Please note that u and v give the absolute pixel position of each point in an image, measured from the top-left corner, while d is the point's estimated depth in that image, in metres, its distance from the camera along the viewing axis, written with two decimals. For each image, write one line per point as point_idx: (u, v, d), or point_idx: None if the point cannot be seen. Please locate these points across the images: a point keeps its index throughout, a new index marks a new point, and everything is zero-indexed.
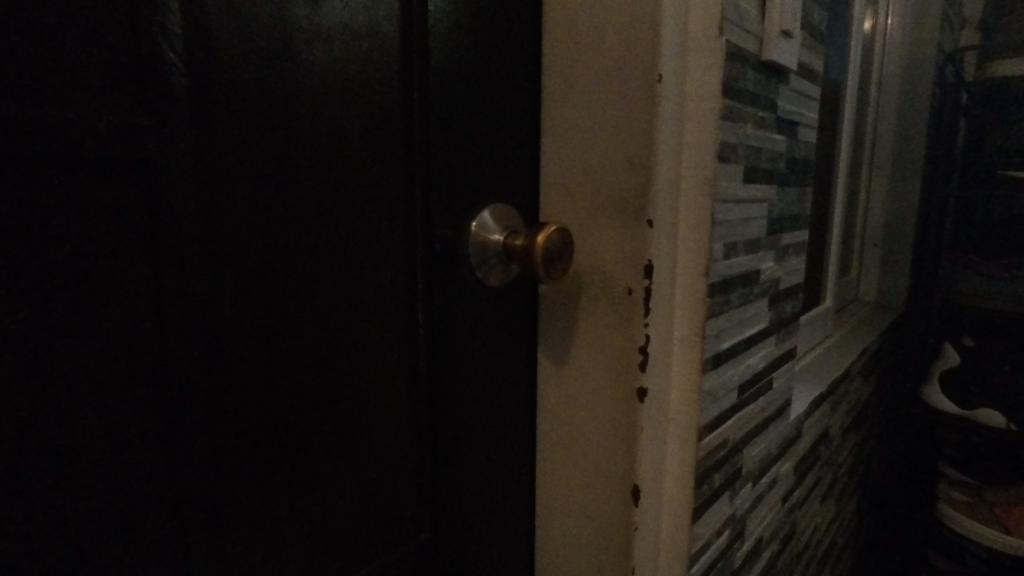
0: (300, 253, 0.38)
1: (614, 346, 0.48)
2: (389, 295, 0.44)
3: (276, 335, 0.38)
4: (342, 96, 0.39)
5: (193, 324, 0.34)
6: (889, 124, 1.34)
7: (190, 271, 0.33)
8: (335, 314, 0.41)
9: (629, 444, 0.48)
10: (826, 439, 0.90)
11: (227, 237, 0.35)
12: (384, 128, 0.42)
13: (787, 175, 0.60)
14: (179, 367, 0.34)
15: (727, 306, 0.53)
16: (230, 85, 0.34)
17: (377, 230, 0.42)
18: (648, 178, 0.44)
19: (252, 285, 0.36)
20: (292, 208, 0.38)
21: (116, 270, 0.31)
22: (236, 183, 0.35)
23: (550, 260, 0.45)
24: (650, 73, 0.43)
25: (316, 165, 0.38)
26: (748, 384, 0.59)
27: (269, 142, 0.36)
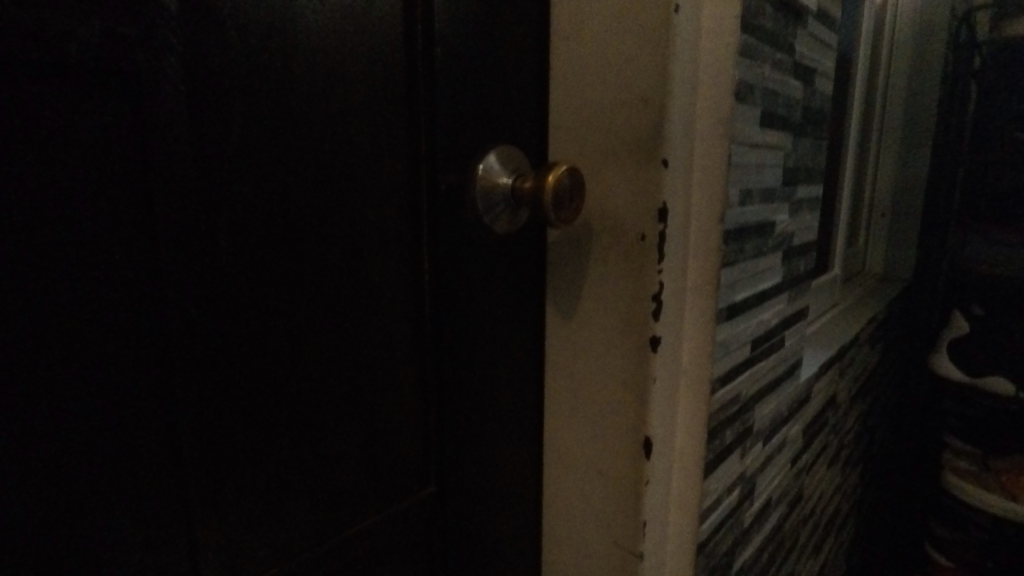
0: (301, 188, 0.36)
1: (626, 294, 0.46)
2: (392, 238, 0.42)
3: (277, 273, 0.36)
4: (342, 23, 0.37)
5: (188, 256, 0.32)
6: (900, 91, 1.31)
7: (185, 199, 0.32)
8: (337, 254, 0.39)
9: (641, 395, 0.47)
10: (834, 405, 0.89)
11: (224, 165, 0.33)
12: (387, 61, 0.40)
13: (803, 124, 0.58)
14: (175, 301, 0.32)
15: (741, 255, 0.51)
16: (224, 0, 0.31)
17: (380, 168, 0.41)
18: (663, 116, 0.43)
19: (250, 219, 0.34)
20: (292, 139, 0.36)
21: (105, 195, 0.29)
22: (232, 107, 0.33)
23: (560, 201, 0.44)
24: (666, 3, 0.41)
25: (316, 94, 0.36)
26: (761, 340, 0.57)
27: (265, 67, 0.34)
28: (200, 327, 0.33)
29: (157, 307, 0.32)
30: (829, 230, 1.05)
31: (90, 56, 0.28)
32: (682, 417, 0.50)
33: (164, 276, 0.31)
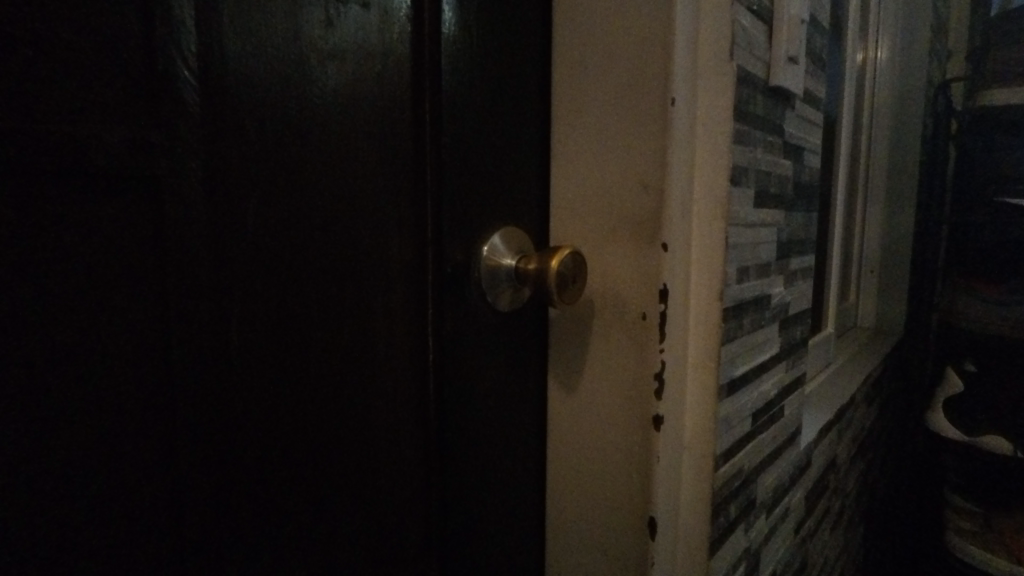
0: (311, 278, 0.37)
1: (628, 372, 0.47)
2: (399, 321, 0.42)
3: (285, 363, 0.36)
4: (354, 117, 0.39)
5: (199, 349, 0.32)
6: (882, 152, 1.36)
7: (199, 295, 0.32)
8: (344, 339, 0.39)
9: (645, 474, 0.47)
10: (834, 467, 0.89)
11: (239, 260, 0.33)
12: (395, 151, 0.41)
13: (794, 200, 0.60)
14: (186, 398, 0.32)
15: (739, 331, 0.52)
16: (243, 104, 0.33)
17: (387, 254, 0.41)
18: (663, 201, 0.44)
19: (260, 310, 0.35)
20: (304, 231, 0.36)
21: (121, 292, 0.29)
22: (247, 203, 0.34)
23: (563, 284, 0.44)
24: (663, 96, 0.43)
25: (328, 187, 0.37)
26: (761, 411, 0.58)
27: (281, 162, 0.35)
28: (210, 423, 0.33)
29: (167, 405, 0.31)
30: (821, 289, 1.07)
31: (114, 163, 0.28)
32: (689, 495, 0.49)
33: (177, 373, 0.31)
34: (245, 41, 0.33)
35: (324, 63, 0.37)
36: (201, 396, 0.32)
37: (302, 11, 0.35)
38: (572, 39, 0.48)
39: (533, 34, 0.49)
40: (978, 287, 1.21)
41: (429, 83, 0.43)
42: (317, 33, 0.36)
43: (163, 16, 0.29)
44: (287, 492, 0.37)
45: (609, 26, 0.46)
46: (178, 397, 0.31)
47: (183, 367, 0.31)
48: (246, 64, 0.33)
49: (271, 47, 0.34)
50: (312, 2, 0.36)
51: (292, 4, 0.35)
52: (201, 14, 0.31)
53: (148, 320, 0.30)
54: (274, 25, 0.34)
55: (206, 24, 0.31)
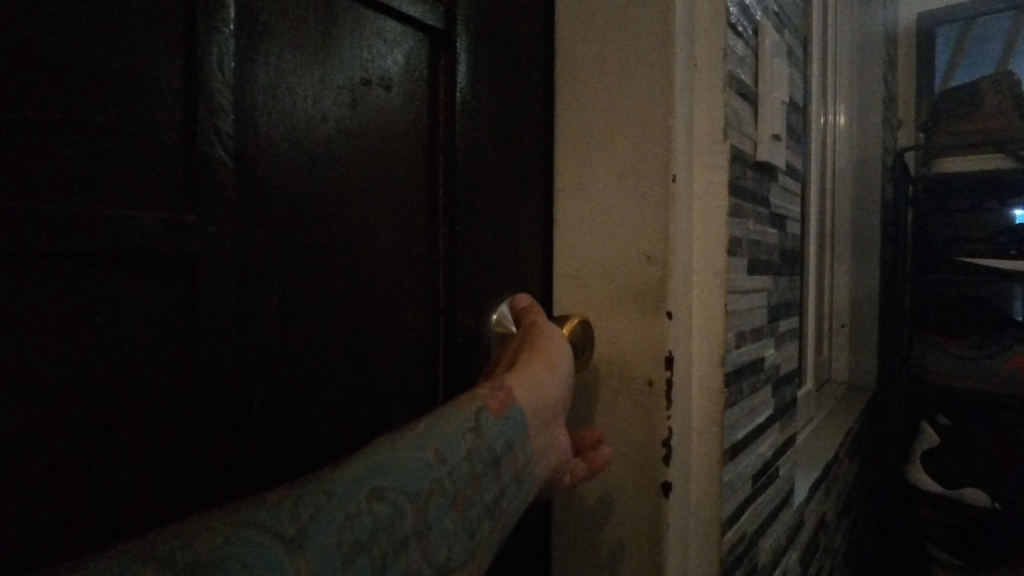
0: (329, 351, 0.37)
1: (636, 438, 0.48)
2: (409, 392, 0.43)
3: (302, 437, 0.36)
4: (375, 193, 0.40)
5: (221, 427, 0.32)
6: (846, 214, 1.44)
7: (223, 372, 0.31)
8: (358, 411, 0.39)
9: (654, 543, 0.46)
10: (823, 526, 0.89)
11: (266, 337, 0.34)
12: (410, 223, 0.42)
13: (780, 265, 0.63)
14: (204, 478, 0.31)
15: (739, 395, 0.53)
16: (274, 183, 0.34)
17: (400, 324, 0.42)
18: (667, 271, 0.46)
19: (280, 386, 0.34)
20: (325, 304, 0.37)
21: (148, 370, 0.29)
22: (273, 278, 0.34)
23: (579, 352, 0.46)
24: (665, 173, 0.46)
25: (349, 259, 0.38)
26: (760, 473, 0.58)
27: (307, 239, 0.36)
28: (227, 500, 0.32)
29: (186, 486, 0.30)
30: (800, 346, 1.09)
31: (152, 243, 0.28)
32: (696, 562, 0.49)
33: (197, 451, 0.30)
34: (277, 124, 0.34)
35: (349, 141, 0.38)
36: (218, 473, 0.32)
37: (330, 94, 0.37)
38: (574, 117, 0.51)
39: (536, 112, 0.52)
40: (946, 343, 1.28)
41: (443, 159, 0.44)
42: (342, 114, 0.38)
43: (204, 103, 0.30)
44: None
45: (610, 107, 0.49)
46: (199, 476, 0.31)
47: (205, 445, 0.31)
48: (278, 146, 0.34)
49: (300, 128, 0.35)
50: (339, 86, 0.37)
51: (321, 88, 0.36)
52: (237, 100, 0.32)
53: (173, 397, 0.30)
54: (303, 107, 0.35)
55: (242, 108, 0.32)
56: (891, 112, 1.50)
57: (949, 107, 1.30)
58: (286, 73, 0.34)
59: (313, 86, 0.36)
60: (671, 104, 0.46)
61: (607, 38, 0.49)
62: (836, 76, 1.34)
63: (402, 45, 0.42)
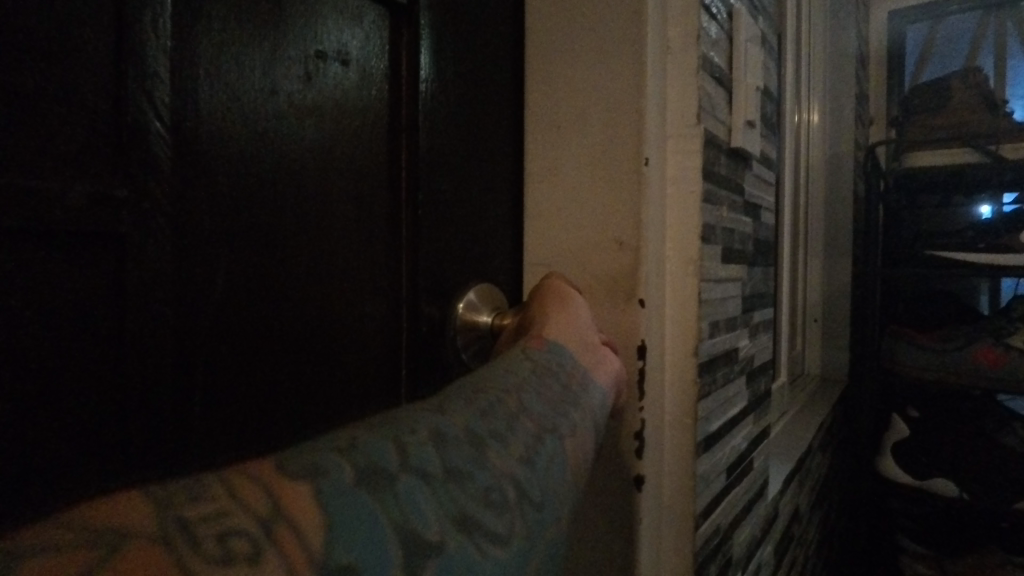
0: (282, 342, 0.35)
1: (609, 430, 0.46)
2: (368, 382, 0.41)
3: (252, 427, 0.33)
4: (332, 172, 0.38)
5: (160, 417, 0.29)
6: (818, 208, 1.44)
7: (161, 361, 0.29)
8: (312, 400, 0.37)
9: (627, 538, 0.45)
10: (796, 518, 0.89)
11: (208, 319, 0.31)
12: (370, 208, 0.40)
13: (754, 256, 0.62)
14: (140, 470, 0.28)
15: (713, 385, 0.52)
16: (219, 160, 0.31)
17: (359, 310, 0.40)
18: (639, 259, 0.45)
19: (226, 373, 0.32)
20: (275, 285, 0.34)
21: (77, 354, 0.26)
22: (217, 261, 0.31)
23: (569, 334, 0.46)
24: (636, 156, 0.45)
25: (303, 243, 0.36)
26: (734, 465, 0.58)
27: (255, 217, 0.33)
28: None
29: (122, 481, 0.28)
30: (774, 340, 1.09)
31: (78, 219, 0.26)
32: (671, 556, 0.48)
33: (133, 442, 0.28)
34: (222, 96, 0.32)
35: (304, 117, 0.36)
36: (158, 473, 0.29)
37: (281, 67, 0.34)
38: (544, 100, 0.49)
39: (504, 95, 0.50)
40: (914, 335, 1.27)
41: (406, 140, 0.42)
42: (295, 89, 0.35)
43: (138, 70, 0.28)
44: None
45: (581, 90, 0.47)
46: (136, 476, 0.28)
47: (142, 441, 0.28)
48: (223, 120, 0.32)
49: (249, 102, 0.33)
50: (292, 58, 0.35)
51: (271, 60, 0.34)
52: (175, 69, 0.30)
53: (104, 383, 0.27)
54: (252, 80, 0.33)
55: (182, 76, 0.30)
56: (862, 108, 1.52)
57: (920, 103, 1.32)
58: (232, 42, 0.32)
59: (263, 57, 0.34)
60: (644, 85, 0.44)
61: (578, 17, 0.47)
62: (810, 72, 1.34)
63: (361, 18, 0.40)
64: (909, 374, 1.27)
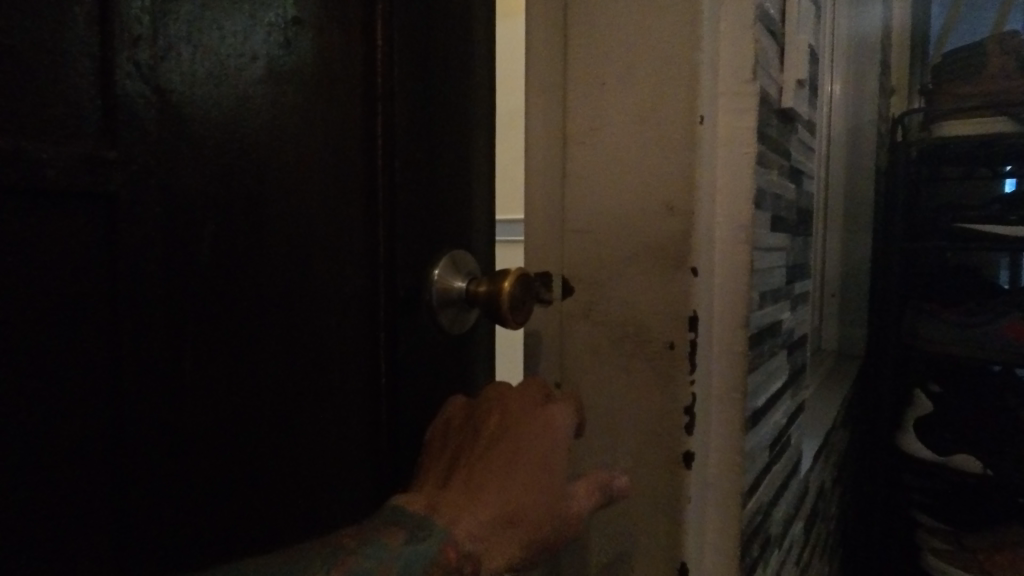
0: (258, 273, 0.33)
1: (654, 405, 0.44)
2: (351, 327, 0.38)
3: (227, 349, 0.32)
4: (322, 127, 0.36)
5: (140, 346, 0.29)
6: (838, 181, 1.41)
7: (137, 282, 0.28)
8: (289, 330, 0.35)
9: (673, 513, 0.44)
10: (822, 495, 0.88)
11: (182, 231, 0.30)
12: (350, 175, 0.38)
13: (797, 224, 0.59)
14: (123, 397, 0.28)
15: (760, 359, 0.50)
16: (202, 123, 0.31)
17: (340, 253, 0.37)
18: (692, 223, 0.42)
19: (201, 292, 0.31)
20: (248, 204, 0.33)
21: (60, 294, 0.26)
22: (201, 225, 0.31)
23: (515, 307, 0.42)
24: (691, 114, 0.42)
25: (281, 182, 0.34)
26: (776, 441, 0.56)
27: (236, 147, 0.32)
28: (161, 471, 0.29)
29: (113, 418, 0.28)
30: None
31: (65, 178, 0.26)
32: (716, 537, 0.47)
33: (115, 370, 0.28)
34: (204, 59, 0.30)
35: (296, 74, 0.35)
36: (147, 429, 0.29)
37: (259, 35, 0.33)
38: (583, 55, 0.46)
39: (476, 55, 0.48)
40: (939, 309, 1.24)
41: (383, 107, 0.40)
42: (275, 55, 0.34)
43: (119, 29, 0.27)
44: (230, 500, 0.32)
45: (622, 44, 0.44)
46: (118, 412, 0.28)
47: (133, 404, 0.28)
48: (204, 85, 0.31)
49: (234, 67, 0.32)
50: (271, 23, 0.33)
51: (250, 24, 0.32)
52: (144, 31, 0.28)
53: (87, 310, 0.27)
54: (230, 45, 0.32)
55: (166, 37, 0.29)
56: (887, 77, 1.47)
57: (952, 70, 1.26)
58: (211, 3, 0.31)
59: (242, 20, 0.32)
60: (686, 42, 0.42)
61: None
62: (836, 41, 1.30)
63: None
64: (932, 350, 1.25)
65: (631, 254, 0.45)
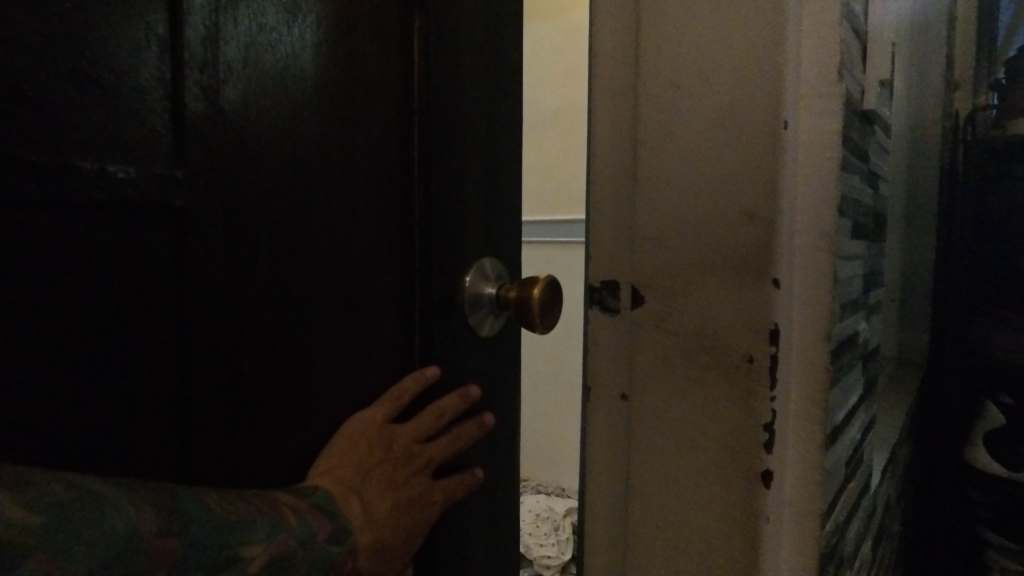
0: (307, 236, 0.37)
1: (730, 419, 0.43)
2: (384, 298, 0.42)
3: (277, 297, 0.36)
4: (365, 131, 0.40)
5: (209, 285, 0.33)
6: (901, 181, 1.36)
7: (208, 227, 0.33)
8: (331, 291, 0.39)
9: (751, 536, 0.42)
10: (887, 510, 0.85)
11: (250, 190, 0.34)
12: (384, 190, 0.42)
13: (874, 230, 0.57)
14: (194, 325, 0.33)
15: (839, 374, 0.48)
16: (256, 130, 0.34)
17: (375, 234, 0.41)
18: (774, 232, 0.40)
19: (258, 242, 0.35)
20: (303, 175, 0.37)
21: (143, 251, 0.31)
22: (259, 231, 0.35)
23: (545, 311, 0.46)
24: (774, 119, 0.40)
25: (331, 168, 0.38)
26: (851, 458, 0.53)
27: (296, 129, 0.36)
28: (221, 426, 0.34)
29: (185, 346, 0.33)
30: None
31: (142, 195, 0.30)
32: (795, 559, 0.45)
33: (186, 304, 0.32)
34: (258, 78, 0.34)
35: (340, 90, 0.39)
36: (210, 361, 0.34)
37: (309, 51, 0.37)
38: (656, 55, 0.45)
39: None
40: None
41: (416, 127, 0.43)
42: (319, 72, 0.37)
43: (188, 57, 0.31)
44: (268, 425, 0.37)
45: (696, 45, 0.43)
46: (189, 339, 0.33)
47: (201, 388, 0.33)
48: (255, 99, 0.34)
49: (285, 84, 0.35)
50: (317, 43, 0.37)
51: (300, 44, 0.36)
52: (208, 55, 0.32)
53: (168, 250, 0.32)
54: (281, 64, 0.35)
55: (223, 64, 0.33)
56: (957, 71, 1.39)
57: None
58: (266, 27, 0.34)
59: (292, 41, 0.36)
60: (754, 40, 0.41)
61: None
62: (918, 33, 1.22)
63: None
64: None
65: (704, 264, 0.43)
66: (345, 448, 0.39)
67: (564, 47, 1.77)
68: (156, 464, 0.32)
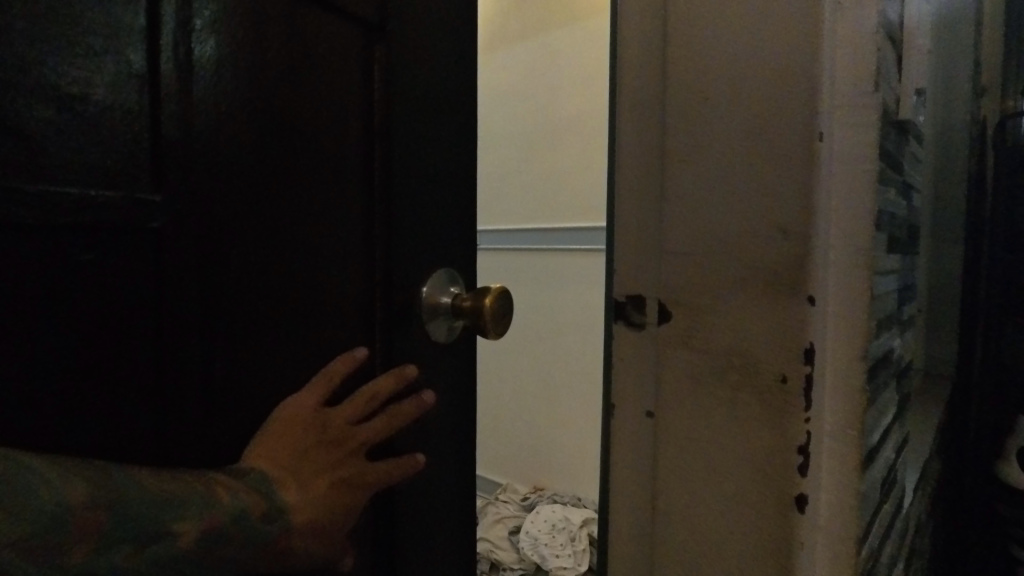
0: (269, 234, 0.38)
1: (762, 440, 0.41)
2: (350, 295, 0.44)
3: (249, 299, 0.37)
4: (336, 140, 0.42)
5: (179, 287, 0.35)
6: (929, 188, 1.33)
7: (181, 234, 0.35)
8: (297, 289, 0.40)
9: (784, 561, 0.41)
10: (919, 528, 0.82)
11: (223, 197, 0.36)
12: (351, 199, 0.43)
13: (909, 242, 0.55)
14: (166, 325, 0.35)
15: (872, 393, 0.46)
16: (234, 146, 0.36)
17: (341, 232, 0.43)
18: (810, 248, 0.39)
19: (228, 245, 0.36)
20: (272, 180, 0.38)
21: (119, 260, 0.34)
22: (232, 236, 0.36)
23: (498, 321, 0.50)
24: (808, 131, 0.39)
25: (301, 175, 0.40)
26: (886, 478, 0.52)
27: (269, 140, 0.38)
28: (196, 421, 0.37)
29: (157, 345, 0.35)
30: None
31: (119, 214, 0.33)
32: None
33: (159, 305, 0.35)
34: (234, 101, 0.36)
35: (315, 107, 0.41)
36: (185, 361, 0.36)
37: (284, 71, 0.39)
38: (685, 65, 0.43)
39: None
40: None
41: (386, 139, 0.45)
42: (294, 90, 0.39)
43: (164, 92, 0.34)
44: (239, 421, 0.38)
45: (724, 55, 0.42)
46: (160, 338, 0.35)
47: (178, 388, 0.36)
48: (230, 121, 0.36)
49: (262, 103, 0.37)
50: (292, 64, 0.39)
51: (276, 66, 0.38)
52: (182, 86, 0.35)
53: (144, 257, 0.35)
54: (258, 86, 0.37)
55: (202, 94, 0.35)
56: None
57: None
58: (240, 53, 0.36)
59: (266, 64, 0.38)
60: (761, 53, 0.40)
61: None
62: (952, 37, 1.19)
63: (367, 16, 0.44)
64: None
65: (735, 280, 0.42)
66: (279, 434, 0.39)
67: (583, 54, 1.76)
68: (131, 457, 0.35)
